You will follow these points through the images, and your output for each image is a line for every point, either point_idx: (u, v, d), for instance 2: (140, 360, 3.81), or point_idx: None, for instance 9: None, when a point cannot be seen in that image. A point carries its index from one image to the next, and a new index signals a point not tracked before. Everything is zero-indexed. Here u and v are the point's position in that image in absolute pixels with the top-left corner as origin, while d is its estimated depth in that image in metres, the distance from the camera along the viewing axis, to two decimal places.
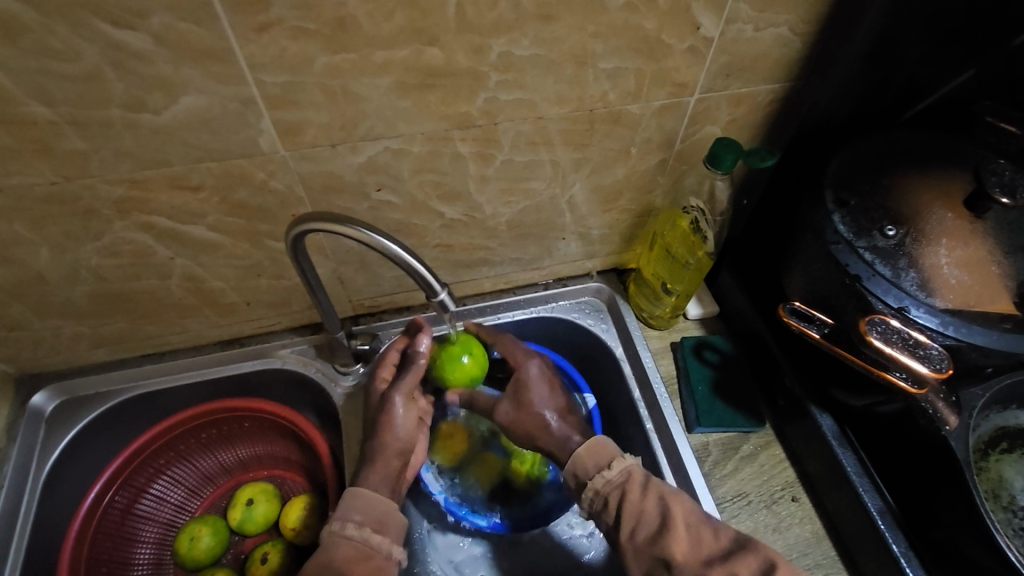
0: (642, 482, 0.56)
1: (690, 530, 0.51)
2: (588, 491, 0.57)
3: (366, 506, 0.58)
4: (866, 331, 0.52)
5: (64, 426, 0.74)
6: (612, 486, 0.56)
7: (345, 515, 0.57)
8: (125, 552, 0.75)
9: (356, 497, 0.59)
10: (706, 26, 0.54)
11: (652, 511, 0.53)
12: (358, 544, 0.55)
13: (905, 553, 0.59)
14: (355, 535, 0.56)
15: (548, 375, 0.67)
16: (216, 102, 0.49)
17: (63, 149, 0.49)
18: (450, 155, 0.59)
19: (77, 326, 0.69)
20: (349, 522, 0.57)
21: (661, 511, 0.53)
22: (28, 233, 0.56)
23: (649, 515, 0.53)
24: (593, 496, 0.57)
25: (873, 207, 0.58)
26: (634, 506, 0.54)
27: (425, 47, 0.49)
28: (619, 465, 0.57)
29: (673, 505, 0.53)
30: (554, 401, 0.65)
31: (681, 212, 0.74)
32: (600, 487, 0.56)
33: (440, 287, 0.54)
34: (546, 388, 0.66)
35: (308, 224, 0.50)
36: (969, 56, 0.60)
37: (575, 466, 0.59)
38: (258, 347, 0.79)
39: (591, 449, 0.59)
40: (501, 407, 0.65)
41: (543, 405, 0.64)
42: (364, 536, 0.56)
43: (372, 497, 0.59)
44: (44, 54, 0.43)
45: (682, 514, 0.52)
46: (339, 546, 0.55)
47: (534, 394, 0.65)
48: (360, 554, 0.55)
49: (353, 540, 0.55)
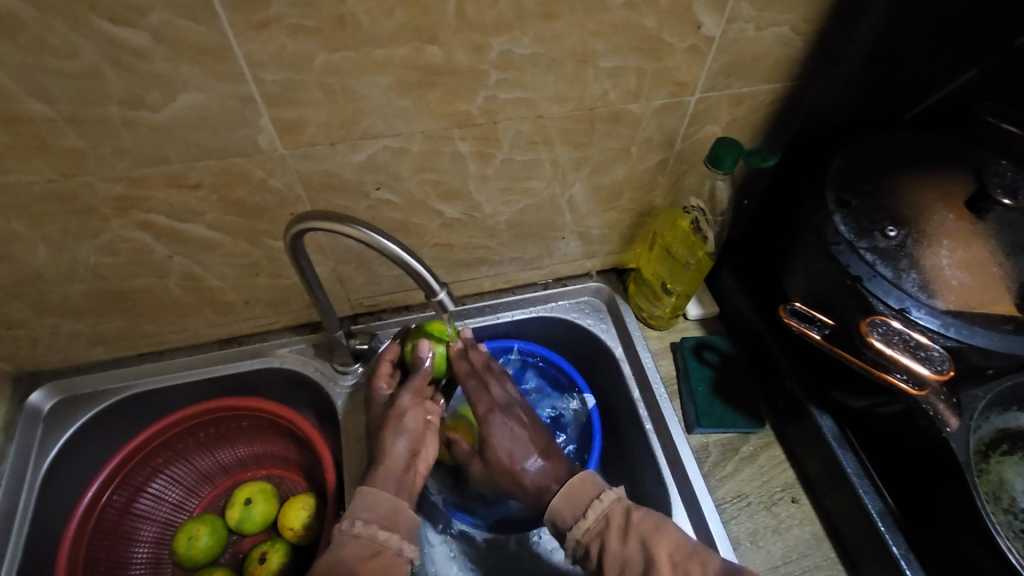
0: (623, 524, 0.55)
1: (676, 567, 0.51)
2: (569, 540, 0.57)
3: (374, 504, 0.58)
4: (866, 332, 0.52)
5: (62, 425, 0.74)
6: (591, 534, 0.56)
7: (353, 513, 0.57)
8: (122, 551, 0.75)
9: (365, 496, 0.58)
10: (707, 26, 0.54)
11: (634, 556, 0.52)
12: (366, 542, 0.55)
13: (905, 555, 0.59)
14: (363, 532, 0.55)
15: (516, 422, 0.65)
16: (214, 99, 0.48)
17: (60, 147, 0.49)
18: (450, 154, 0.59)
19: (76, 324, 0.69)
20: (357, 520, 0.56)
21: (645, 553, 0.52)
22: (26, 231, 0.56)
23: (631, 560, 0.52)
24: (576, 544, 0.57)
25: (874, 207, 0.58)
26: (614, 555, 0.53)
27: (425, 45, 0.48)
28: (596, 511, 0.56)
29: (658, 544, 0.52)
30: (528, 448, 0.63)
31: (681, 213, 0.73)
32: (580, 536, 0.56)
33: (439, 287, 0.54)
34: (516, 437, 0.63)
35: (307, 222, 0.50)
36: (971, 56, 0.60)
37: (554, 515, 0.58)
38: (257, 346, 0.78)
39: (569, 496, 0.58)
40: (477, 463, 0.66)
41: (518, 461, 0.63)
42: (372, 533, 0.56)
43: (379, 494, 0.59)
44: (42, 51, 0.43)
45: (668, 551, 0.52)
46: (347, 545, 0.55)
47: (505, 449, 0.63)
48: (369, 551, 0.54)
49: (361, 538, 0.55)
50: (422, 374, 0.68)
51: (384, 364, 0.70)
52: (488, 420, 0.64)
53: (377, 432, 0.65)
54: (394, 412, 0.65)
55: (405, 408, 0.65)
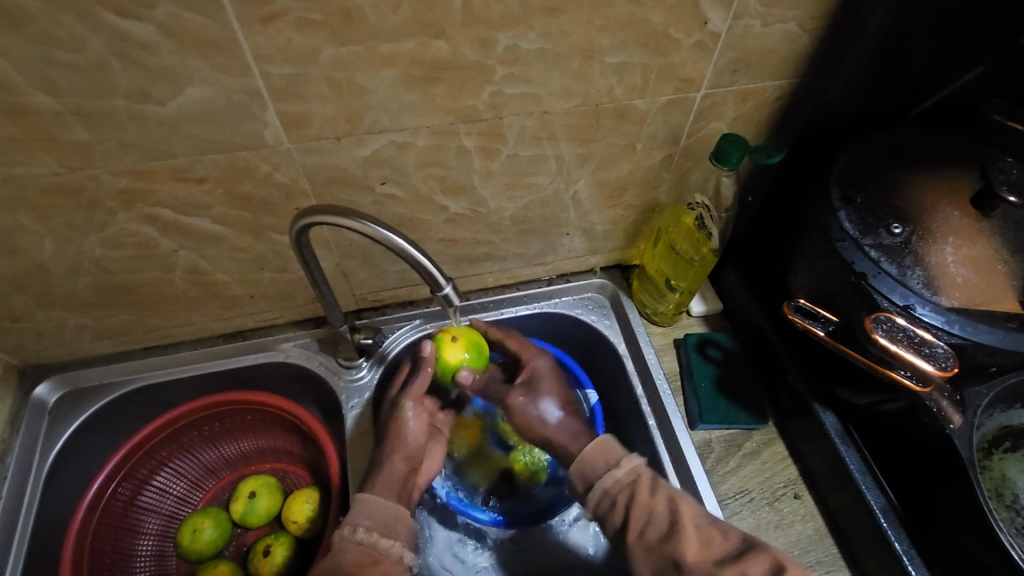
0: (651, 482, 0.56)
1: (700, 530, 0.52)
2: (597, 490, 0.57)
3: (374, 511, 0.58)
4: (870, 328, 0.52)
5: (68, 417, 0.74)
6: (621, 485, 0.56)
7: (354, 520, 0.58)
8: (128, 544, 0.75)
9: (365, 503, 0.59)
10: (713, 21, 0.53)
11: (662, 509, 0.54)
12: (367, 549, 0.55)
13: (908, 551, 0.59)
14: (364, 539, 0.56)
15: (541, 376, 0.70)
16: (220, 93, 0.49)
17: (67, 140, 0.49)
18: (455, 149, 0.59)
19: (81, 318, 0.69)
20: (358, 526, 0.57)
21: (671, 510, 0.53)
22: (32, 224, 0.56)
23: (658, 515, 0.53)
24: (602, 497, 0.57)
25: (879, 204, 0.58)
26: (643, 506, 0.54)
27: (431, 40, 0.48)
28: (628, 464, 0.58)
29: (682, 504, 0.54)
30: (547, 398, 0.68)
31: (685, 209, 0.74)
32: (608, 487, 0.57)
33: (444, 281, 0.54)
34: (539, 387, 0.69)
35: (313, 217, 0.50)
36: (978, 54, 0.60)
37: (583, 465, 0.59)
38: (261, 340, 0.79)
39: (599, 448, 0.60)
40: (510, 405, 0.69)
41: (541, 404, 0.67)
42: (373, 541, 0.56)
43: (379, 501, 0.59)
44: (50, 43, 0.43)
45: (691, 515, 0.53)
46: (348, 551, 0.55)
47: (527, 396, 0.68)
48: (370, 559, 0.55)
49: (362, 545, 0.56)
50: (423, 376, 0.67)
51: (404, 368, 0.72)
52: (518, 375, 0.71)
53: (381, 439, 0.66)
54: (397, 418, 0.66)
55: (408, 417, 0.66)
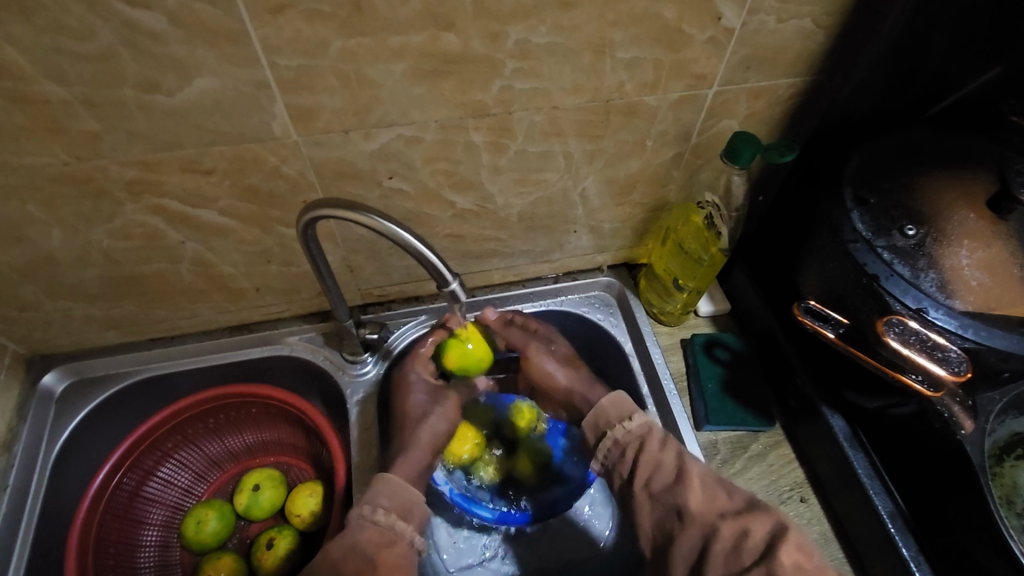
0: (661, 436, 0.60)
1: (706, 485, 0.55)
2: (607, 440, 0.62)
3: (394, 493, 0.58)
4: (882, 332, 0.51)
5: (74, 406, 0.74)
6: (632, 436, 0.61)
7: (373, 500, 0.58)
8: (132, 535, 0.75)
9: (386, 483, 0.59)
10: (727, 18, 0.53)
11: (669, 462, 0.57)
12: (383, 529, 0.55)
13: (915, 557, 0.58)
14: (382, 520, 0.56)
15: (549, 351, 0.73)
16: (230, 84, 0.48)
17: (75, 130, 0.49)
18: (464, 145, 0.59)
19: (88, 308, 0.69)
20: (376, 507, 0.57)
21: (678, 464, 0.57)
22: (40, 214, 0.56)
23: (665, 466, 0.57)
24: (612, 445, 0.61)
25: (893, 205, 0.57)
26: (650, 457, 0.58)
27: (441, 33, 0.48)
28: (638, 420, 0.61)
29: (690, 460, 0.57)
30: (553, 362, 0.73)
31: (694, 207, 0.73)
32: (619, 437, 0.61)
33: (451, 277, 0.53)
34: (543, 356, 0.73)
35: (320, 210, 0.50)
36: (995, 54, 0.59)
37: (598, 415, 0.64)
38: (267, 333, 0.79)
39: (614, 402, 0.64)
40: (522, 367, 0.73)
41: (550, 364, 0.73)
42: (390, 523, 0.56)
43: (401, 484, 0.59)
44: (59, 32, 0.43)
45: (698, 471, 0.56)
46: (365, 530, 0.55)
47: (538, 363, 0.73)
48: (386, 540, 0.55)
49: (379, 525, 0.55)
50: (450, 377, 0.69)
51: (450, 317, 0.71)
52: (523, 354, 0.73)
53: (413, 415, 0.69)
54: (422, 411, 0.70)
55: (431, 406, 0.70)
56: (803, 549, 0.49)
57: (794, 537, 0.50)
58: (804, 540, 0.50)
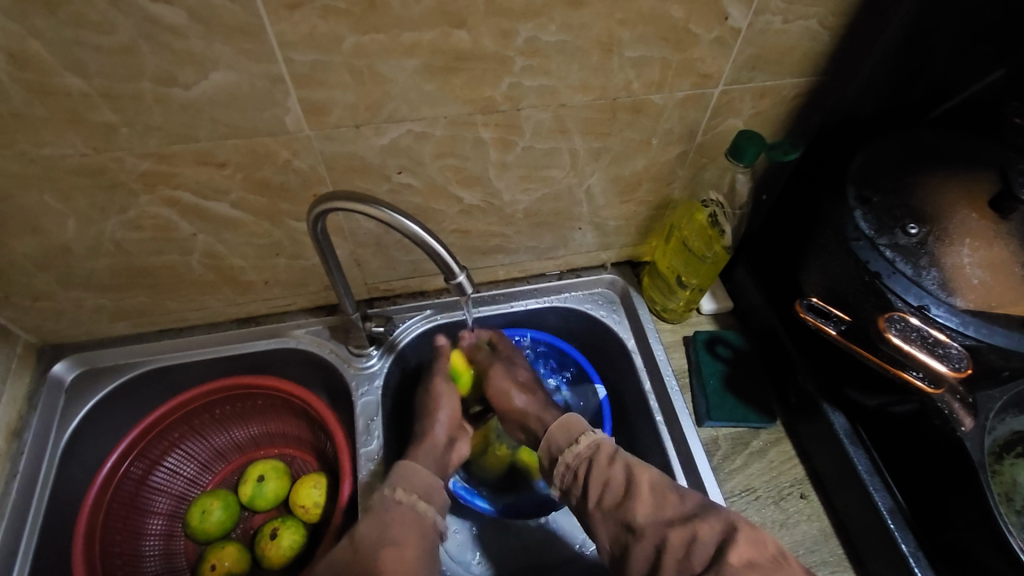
0: (610, 452, 0.59)
1: (655, 493, 0.54)
2: (559, 465, 0.61)
3: (415, 476, 0.60)
4: (884, 328, 0.52)
5: (83, 395, 0.75)
6: (581, 458, 0.60)
7: (395, 482, 0.59)
8: (138, 523, 0.76)
9: (406, 468, 0.61)
10: (734, 18, 0.53)
11: (618, 476, 0.57)
12: (406, 509, 0.57)
13: (914, 552, 0.59)
14: (404, 500, 0.57)
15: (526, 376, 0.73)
16: (245, 78, 0.49)
17: (93, 121, 0.50)
18: (472, 140, 0.59)
19: (99, 298, 0.70)
20: (398, 488, 0.58)
21: (627, 478, 0.56)
22: (55, 204, 0.57)
23: (614, 481, 0.56)
24: (565, 470, 0.61)
25: (896, 204, 0.57)
26: (599, 474, 0.58)
27: (453, 30, 0.49)
28: (587, 440, 0.61)
29: (639, 471, 0.56)
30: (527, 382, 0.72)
31: (699, 205, 0.74)
32: (570, 459, 0.61)
33: (459, 270, 0.54)
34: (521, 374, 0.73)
35: (331, 203, 0.51)
36: (999, 56, 0.60)
37: (549, 442, 0.63)
38: (275, 326, 0.80)
39: (562, 425, 0.64)
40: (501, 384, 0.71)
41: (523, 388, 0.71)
42: (412, 502, 0.58)
43: (418, 469, 0.61)
44: (81, 25, 0.43)
45: (646, 480, 0.55)
46: (389, 509, 0.56)
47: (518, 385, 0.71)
48: (409, 519, 0.56)
49: (401, 505, 0.57)
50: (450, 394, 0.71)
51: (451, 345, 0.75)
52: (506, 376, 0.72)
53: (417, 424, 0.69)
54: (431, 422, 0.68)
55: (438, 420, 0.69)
56: (756, 545, 0.48)
57: (747, 535, 0.49)
58: (758, 538, 0.49)
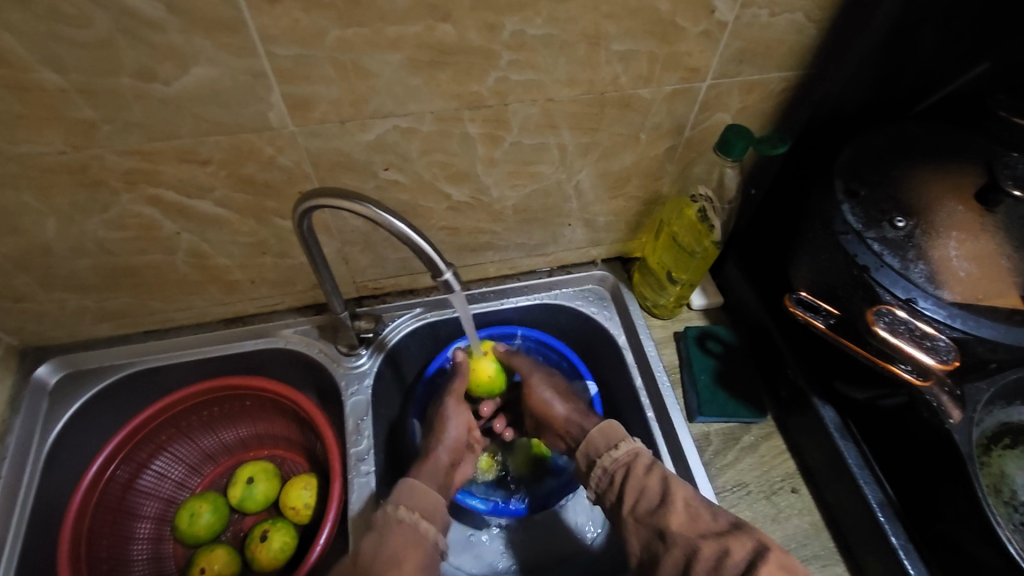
0: (648, 461, 0.59)
1: (689, 507, 0.54)
2: (597, 468, 0.62)
3: (418, 496, 0.60)
4: (871, 321, 0.52)
5: (67, 399, 0.74)
6: (619, 463, 0.61)
7: (398, 501, 0.60)
8: (125, 528, 0.75)
9: (411, 487, 0.61)
10: (721, 10, 0.53)
11: (654, 487, 0.57)
12: (409, 528, 0.57)
13: (904, 545, 0.60)
14: (406, 518, 0.58)
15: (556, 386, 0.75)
16: (227, 73, 0.48)
17: (71, 118, 0.49)
18: (460, 136, 0.59)
19: (82, 299, 0.69)
20: (401, 506, 0.59)
21: (663, 489, 0.56)
22: (35, 203, 0.56)
23: (650, 490, 0.57)
24: (602, 474, 0.62)
25: (883, 198, 0.58)
26: (636, 481, 0.58)
27: (438, 23, 0.48)
28: (626, 447, 0.61)
29: (677, 486, 0.56)
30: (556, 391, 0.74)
31: (688, 201, 0.74)
32: (608, 464, 0.61)
33: (445, 267, 0.53)
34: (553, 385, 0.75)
35: (316, 200, 0.50)
36: (985, 50, 0.60)
37: (588, 444, 0.65)
38: (262, 326, 0.79)
39: (603, 430, 0.65)
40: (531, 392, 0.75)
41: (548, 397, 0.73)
42: (414, 520, 0.58)
43: (422, 489, 0.61)
44: (56, 19, 0.43)
45: (683, 495, 0.55)
46: (392, 528, 0.57)
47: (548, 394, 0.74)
48: (410, 539, 0.57)
49: (403, 523, 0.58)
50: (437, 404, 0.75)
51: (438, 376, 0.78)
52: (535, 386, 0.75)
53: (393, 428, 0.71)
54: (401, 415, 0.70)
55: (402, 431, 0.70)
56: (787, 567, 0.47)
57: (777, 556, 0.48)
58: (791, 563, 0.48)
